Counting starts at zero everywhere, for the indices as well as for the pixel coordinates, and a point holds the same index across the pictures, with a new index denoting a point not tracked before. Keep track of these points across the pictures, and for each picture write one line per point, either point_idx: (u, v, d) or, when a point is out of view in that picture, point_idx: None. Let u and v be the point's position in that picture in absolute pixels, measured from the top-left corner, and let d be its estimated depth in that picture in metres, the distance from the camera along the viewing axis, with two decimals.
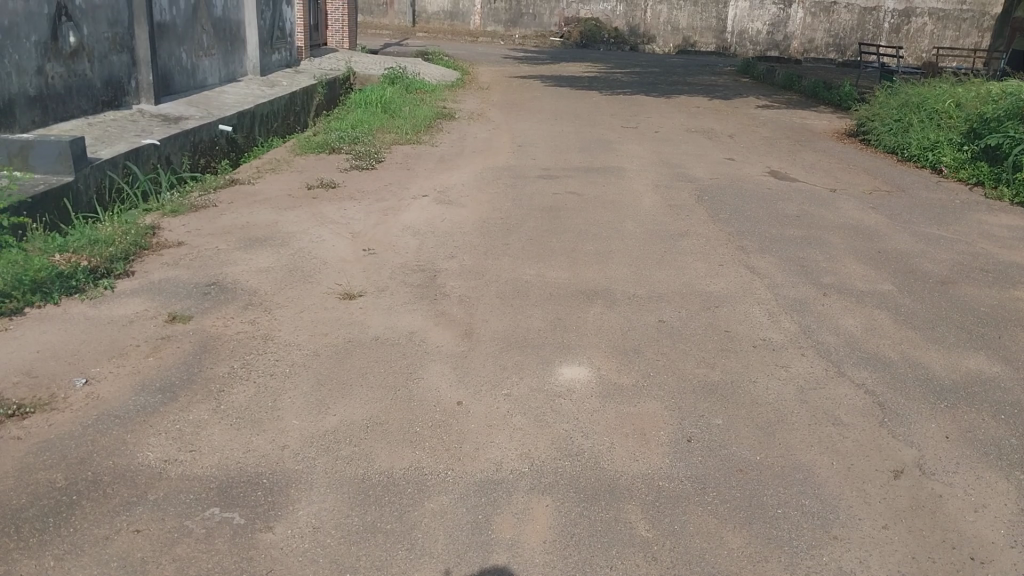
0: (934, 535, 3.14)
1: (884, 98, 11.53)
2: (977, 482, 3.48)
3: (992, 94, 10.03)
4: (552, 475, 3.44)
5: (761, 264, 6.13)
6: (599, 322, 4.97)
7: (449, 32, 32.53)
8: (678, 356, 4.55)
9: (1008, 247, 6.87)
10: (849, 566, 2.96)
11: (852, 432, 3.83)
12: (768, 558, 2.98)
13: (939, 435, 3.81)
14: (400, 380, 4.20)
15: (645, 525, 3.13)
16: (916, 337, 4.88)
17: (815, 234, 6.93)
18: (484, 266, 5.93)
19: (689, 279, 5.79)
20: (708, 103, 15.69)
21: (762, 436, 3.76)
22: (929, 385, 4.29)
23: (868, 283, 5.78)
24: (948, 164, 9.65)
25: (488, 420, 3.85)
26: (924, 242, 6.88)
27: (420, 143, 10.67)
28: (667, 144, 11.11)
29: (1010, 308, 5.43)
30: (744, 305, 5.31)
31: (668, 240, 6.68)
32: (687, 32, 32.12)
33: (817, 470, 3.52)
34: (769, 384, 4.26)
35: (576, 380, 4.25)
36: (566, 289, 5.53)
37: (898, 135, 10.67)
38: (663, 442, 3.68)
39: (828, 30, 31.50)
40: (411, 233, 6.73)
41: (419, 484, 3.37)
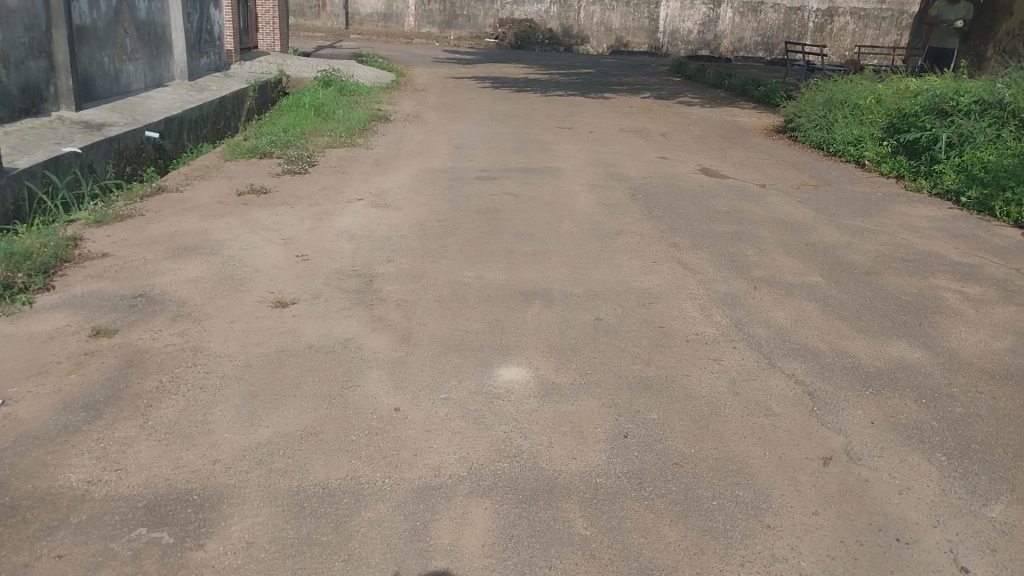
0: (862, 518, 3.24)
1: (810, 94, 11.85)
2: (901, 464, 3.60)
3: (911, 89, 10.41)
4: (492, 477, 3.43)
5: (694, 259, 6.25)
6: (537, 323, 4.98)
7: (382, 34, 32.29)
8: (615, 354, 4.59)
9: (928, 237, 7.14)
10: (782, 554, 3.01)
11: (782, 422, 3.92)
12: (705, 550, 3.02)
13: (865, 421, 3.93)
14: (335, 389, 4.13)
15: (584, 522, 3.15)
16: (844, 327, 5.03)
17: (746, 229, 7.09)
18: (422, 270, 5.90)
19: (625, 276, 5.85)
20: (642, 102, 15.94)
21: (697, 430, 3.82)
22: (855, 373, 4.42)
23: (797, 276, 5.93)
24: (870, 158, 9.97)
25: (427, 425, 3.82)
26: (849, 234, 7.10)
27: (354, 145, 10.56)
28: (602, 143, 11.24)
29: (931, 296, 5.63)
30: (677, 300, 5.40)
31: (604, 238, 6.74)
32: (621, 32, 32.55)
33: (750, 461, 3.59)
34: (702, 377, 4.34)
35: (514, 381, 4.25)
36: (503, 290, 5.52)
37: (824, 131, 11.00)
38: (600, 439, 3.71)
39: (756, 29, 32.29)
40: (346, 238, 6.65)
41: (355, 493, 3.32)
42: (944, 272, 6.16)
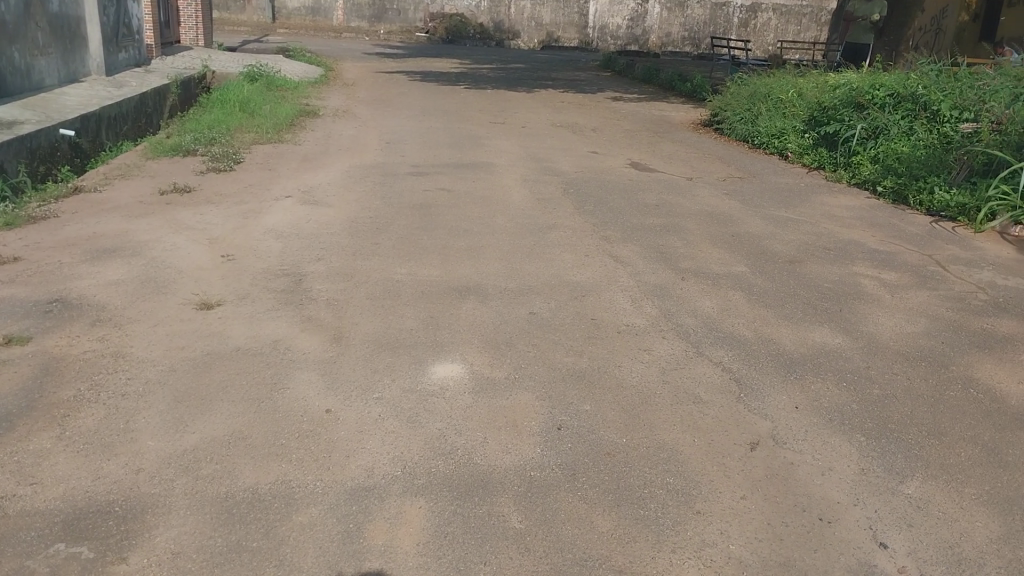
0: (787, 500, 3.34)
1: (735, 88, 12.12)
2: (823, 446, 3.72)
3: (830, 83, 10.75)
4: (426, 476, 3.41)
5: (625, 252, 6.34)
6: (471, 318, 4.98)
7: (310, 29, 31.73)
8: (548, 348, 4.61)
9: (847, 226, 7.39)
10: (711, 539, 3.08)
11: (711, 409, 4.01)
12: (637, 538, 3.07)
13: (789, 406, 4.05)
14: (264, 392, 4.05)
15: (518, 516, 3.16)
16: (768, 315, 5.17)
17: (674, 222, 7.22)
18: (353, 268, 5.82)
19: (558, 270, 5.89)
20: (573, 97, 16.07)
21: (628, 419, 3.88)
22: (779, 359, 4.56)
23: (724, 266, 6.08)
24: (793, 150, 10.27)
25: (359, 426, 3.77)
26: (773, 224, 7.30)
27: (282, 142, 10.34)
28: (534, 138, 11.28)
29: (850, 283, 5.83)
30: (609, 292, 5.47)
31: (537, 233, 6.77)
32: (551, 27, 32.72)
33: (681, 448, 3.67)
34: (634, 367, 4.41)
35: (448, 377, 4.23)
36: (436, 286, 5.49)
37: (748, 125, 11.28)
38: (534, 432, 3.73)
39: (683, 24, 32.81)
40: (274, 236, 6.51)
41: (286, 498, 3.26)
42: (862, 260, 6.38)
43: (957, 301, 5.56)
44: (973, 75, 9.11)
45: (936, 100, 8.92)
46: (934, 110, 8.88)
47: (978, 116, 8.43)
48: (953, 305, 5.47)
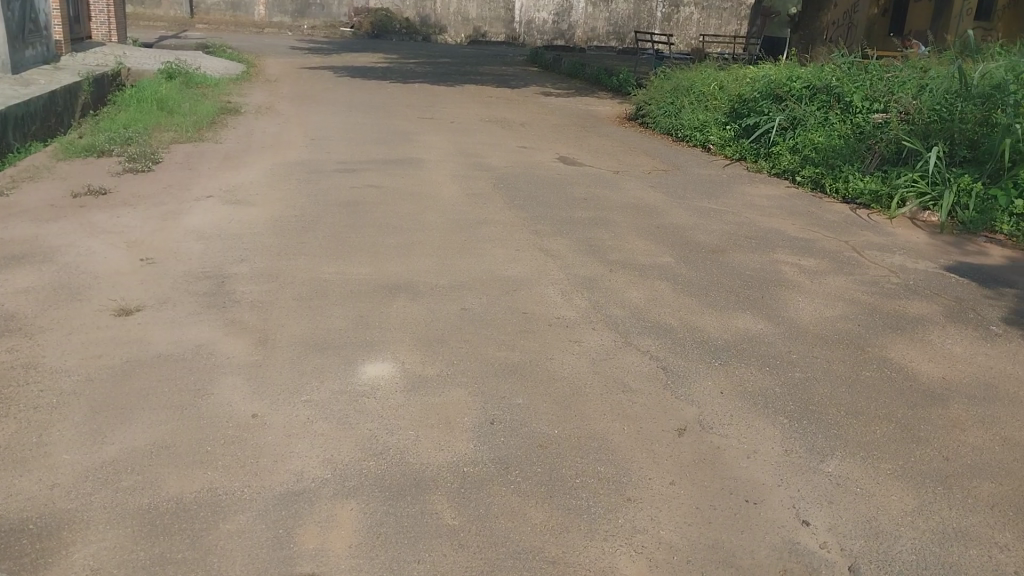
0: (714, 484, 3.42)
1: (659, 82, 12.33)
2: (747, 429, 3.82)
3: (749, 76, 11.04)
4: (357, 477, 3.37)
5: (555, 245, 6.38)
6: (402, 316, 4.94)
7: (231, 24, 30.98)
8: (480, 343, 4.61)
9: (768, 215, 7.61)
10: (642, 525, 3.14)
11: (639, 397, 4.08)
12: (571, 528, 3.10)
13: (715, 391, 4.16)
14: (187, 399, 3.93)
15: (451, 513, 3.16)
16: (694, 304, 5.29)
17: (602, 215, 7.31)
18: (279, 268, 5.70)
19: (488, 265, 5.89)
20: (500, 92, 16.10)
21: (560, 411, 3.91)
22: (705, 346, 4.67)
23: (650, 257, 6.18)
24: (715, 142, 10.50)
25: (287, 430, 3.70)
26: (697, 215, 7.47)
27: (203, 141, 10.05)
28: (462, 133, 11.25)
29: (771, 270, 6.01)
30: (540, 286, 5.50)
31: (467, 229, 6.75)
32: (477, 23, 32.78)
33: (611, 437, 3.72)
34: (565, 359, 4.45)
35: (379, 377, 4.18)
36: (365, 284, 5.43)
37: (672, 118, 11.49)
38: (467, 428, 3.72)
39: (608, 19, 32.95)
40: (195, 238, 6.33)
41: (212, 506, 3.17)
42: (783, 248, 6.58)
43: (871, 285, 5.78)
44: (882, 67, 9.48)
45: (849, 92, 9.26)
46: (847, 102, 9.21)
47: (887, 107, 8.77)
48: (868, 289, 5.69)
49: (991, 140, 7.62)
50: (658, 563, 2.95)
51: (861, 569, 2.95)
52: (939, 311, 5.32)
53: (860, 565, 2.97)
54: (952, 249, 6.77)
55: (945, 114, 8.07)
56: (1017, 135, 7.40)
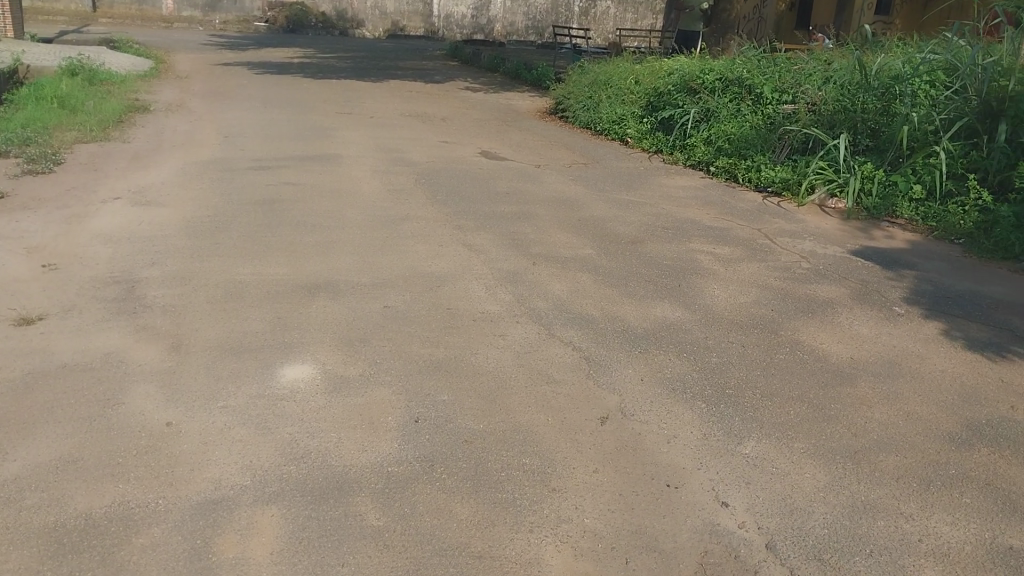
0: (636, 470, 3.48)
1: (576, 76, 12.45)
2: (668, 415, 3.90)
3: (663, 69, 11.26)
4: (277, 483, 3.30)
5: (478, 240, 6.38)
6: (322, 316, 4.85)
7: (137, 19, 29.85)
8: (403, 340, 4.57)
9: (685, 205, 7.79)
10: (567, 515, 3.17)
11: (563, 388, 4.11)
12: (496, 522, 3.11)
13: (636, 379, 4.23)
14: (96, 409, 3.77)
15: (375, 514, 3.12)
16: (614, 294, 5.37)
17: (524, 209, 7.34)
18: (192, 270, 5.52)
19: (411, 261, 5.84)
20: (420, 86, 15.99)
21: (485, 405, 3.92)
22: (626, 335, 4.74)
23: (572, 250, 6.24)
24: (633, 135, 10.67)
25: (204, 437, 3.59)
26: (617, 207, 7.57)
27: (109, 140, 9.64)
28: (381, 128, 11.11)
29: (688, 259, 6.15)
30: (463, 282, 5.48)
31: (388, 225, 6.67)
32: (395, 17, 32.49)
33: (536, 429, 3.74)
34: (489, 353, 4.45)
35: (298, 379, 4.10)
36: (283, 285, 5.31)
37: (590, 111, 11.62)
38: (391, 428, 3.69)
39: (526, 13, 32.83)
40: (102, 241, 6.07)
41: (123, 520, 3.05)
42: (700, 237, 6.74)
43: (783, 270, 5.98)
44: (789, 59, 9.81)
45: (758, 84, 9.54)
46: (757, 94, 9.50)
47: (795, 98, 9.08)
48: (780, 275, 5.88)
49: (891, 128, 7.99)
50: (583, 551, 2.98)
51: (777, 545, 3.05)
52: (846, 294, 5.54)
53: (776, 542, 3.07)
54: (858, 234, 7.06)
55: (848, 105, 8.41)
56: (914, 123, 7.78)
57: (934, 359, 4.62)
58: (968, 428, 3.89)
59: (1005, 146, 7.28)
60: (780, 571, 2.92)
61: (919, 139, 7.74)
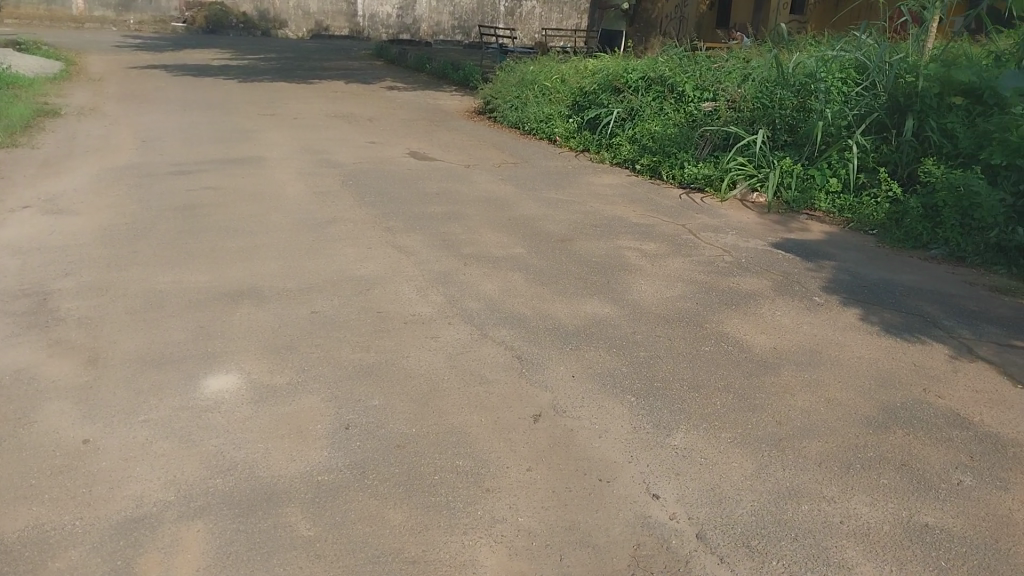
0: (569, 466, 3.51)
1: (503, 76, 12.48)
2: (599, 410, 3.95)
3: (588, 69, 11.38)
4: (204, 497, 3.20)
5: (407, 242, 6.32)
6: (247, 324, 4.73)
7: (45, 19, 28.62)
8: (332, 346, 4.49)
9: (613, 203, 7.89)
10: (502, 515, 3.17)
11: (495, 388, 4.11)
12: (430, 525, 3.08)
13: (567, 375, 4.27)
14: (7, 429, 3.59)
15: (306, 524, 3.06)
16: (545, 292, 5.40)
17: (454, 209, 7.31)
18: (109, 280, 5.31)
19: (339, 265, 5.75)
20: (346, 87, 15.77)
21: (418, 408, 3.89)
22: (557, 333, 4.77)
23: (503, 249, 6.25)
24: (560, 134, 10.75)
25: (125, 453, 3.46)
26: (546, 206, 7.62)
27: (16, 146, 9.20)
28: (307, 130, 10.92)
29: (616, 255, 6.23)
30: (394, 284, 5.42)
31: (315, 228, 6.55)
32: (319, 16, 32.01)
33: (469, 430, 3.73)
34: (420, 356, 4.41)
35: (224, 390, 3.99)
36: (206, 293, 5.16)
37: (518, 111, 11.67)
38: (321, 436, 3.62)
39: (452, 13, 32.74)
40: (10, 252, 5.79)
41: (38, 545, 2.91)
42: (627, 234, 6.84)
43: (707, 265, 6.11)
44: (709, 58, 10.04)
45: (680, 82, 9.74)
46: (680, 92, 9.70)
47: (716, 96, 9.30)
48: (705, 269, 6.01)
49: (807, 124, 8.26)
50: (518, 550, 2.99)
51: (707, 534, 3.11)
52: (768, 286, 5.70)
53: (707, 531, 3.13)
54: (779, 227, 7.27)
55: (766, 101, 8.66)
56: (828, 119, 8.06)
57: (852, 346, 4.79)
58: (885, 412, 4.05)
59: (912, 139, 7.61)
60: (711, 560, 2.98)
61: (833, 134, 8.03)
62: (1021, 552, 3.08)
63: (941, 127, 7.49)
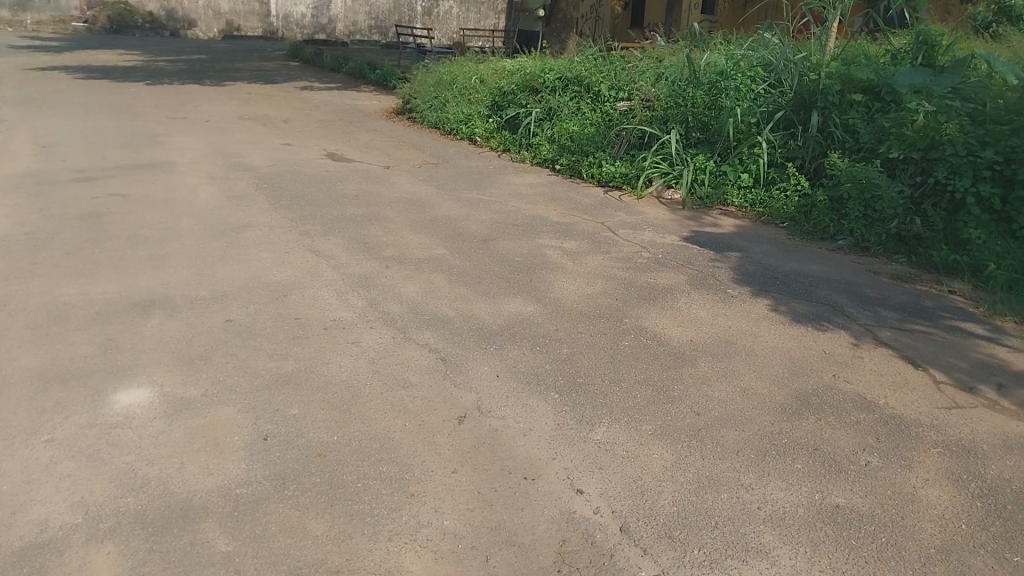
0: (495, 467, 3.51)
1: (422, 76, 12.40)
2: (523, 409, 3.96)
3: (506, 68, 11.42)
4: (114, 517, 3.06)
5: (326, 245, 6.21)
6: (158, 335, 4.56)
7: None
8: (249, 354, 4.38)
9: (533, 202, 7.94)
10: (427, 519, 3.14)
11: (419, 391, 4.08)
12: (354, 534, 3.03)
13: (491, 375, 4.27)
14: None
15: (224, 539, 2.97)
16: (468, 293, 5.39)
17: (373, 211, 7.22)
18: (7, 294, 5.04)
19: (255, 271, 5.60)
20: (261, 87, 15.40)
21: (339, 416, 3.82)
22: (479, 333, 4.77)
23: (424, 250, 6.21)
24: (480, 134, 10.74)
25: (27, 476, 3.28)
26: (466, 206, 7.61)
27: None
28: (219, 132, 10.60)
29: (537, 254, 6.28)
30: (312, 289, 5.32)
31: (229, 234, 6.37)
32: (230, 16, 31.21)
33: (393, 435, 3.69)
34: (341, 362, 4.33)
35: (135, 405, 3.83)
36: (113, 304, 4.94)
37: (438, 111, 11.62)
38: (238, 448, 3.52)
39: (368, 13, 32.26)
40: None
41: None
42: (548, 232, 6.89)
43: (626, 261, 6.22)
44: (623, 58, 10.22)
45: (596, 82, 9.87)
46: (596, 91, 9.83)
47: (631, 95, 9.47)
48: (623, 265, 6.10)
49: (718, 122, 8.49)
50: (444, 554, 2.97)
51: (631, 527, 3.16)
52: (685, 280, 5.84)
53: (630, 523, 3.18)
54: (694, 222, 7.46)
55: (679, 100, 8.87)
56: (738, 116, 8.29)
57: (766, 336, 4.94)
58: (797, 399, 4.20)
59: (817, 135, 7.90)
60: (634, 552, 3.02)
61: (743, 131, 8.27)
62: (924, 527, 3.24)
63: (844, 122, 7.79)
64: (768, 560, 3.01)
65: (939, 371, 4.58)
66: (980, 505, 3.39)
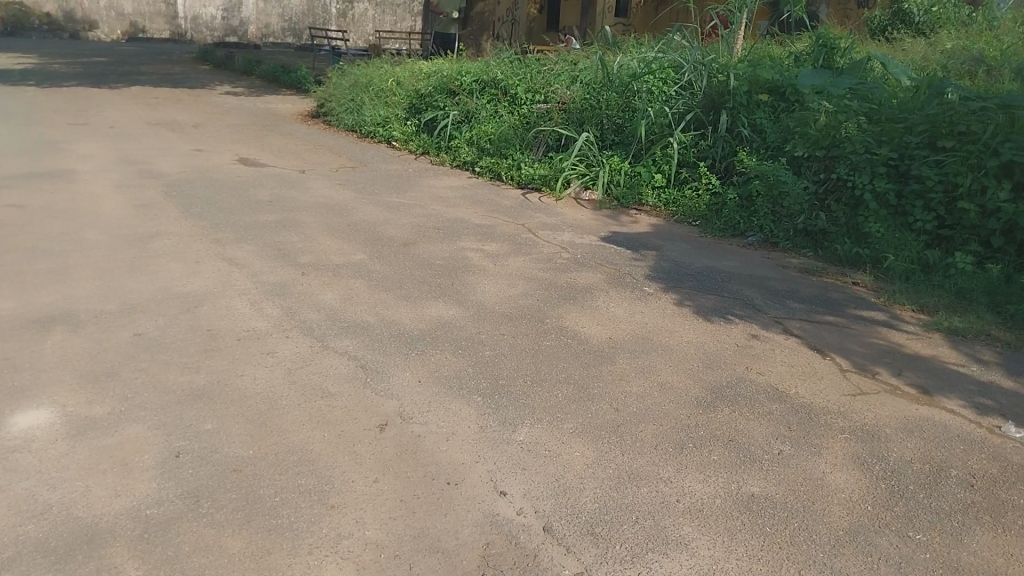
0: (417, 473, 3.48)
1: (337, 78, 12.20)
2: (445, 414, 3.94)
3: (423, 70, 11.36)
4: (12, 547, 2.90)
5: (239, 253, 6.04)
6: (60, 352, 4.35)
7: None
8: (159, 369, 4.22)
9: (452, 205, 7.92)
10: (348, 530, 3.09)
11: (339, 400, 4.01)
12: (273, 549, 2.96)
13: (412, 381, 4.23)
14: None
15: (134, 563, 2.85)
16: (388, 298, 5.33)
17: (289, 217, 7.07)
18: None
19: (164, 282, 5.40)
20: (169, 92, 14.89)
21: (255, 429, 3.71)
22: (400, 339, 4.72)
23: (342, 256, 6.11)
24: (398, 137, 10.63)
25: None
26: (385, 210, 7.52)
27: None
28: (124, 139, 10.19)
29: (458, 257, 6.26)
30: (225, 298, 5.17)
31: (136, 244, 6.13)
32: (136, 18, 30.35)
33: (312, 446, 3.61)
34: (257, 373, 4.23)
35: (35, 427, 3.64)
36: (10, 321, 4.69)
37: (355, 114, 11.45)
38: (148, 467, 3.39)
39: (281, 15, 31.18)
40: None
41: None
42: (468, 235, 6.88)
43: (545, 261, 6.26)
44: (539, 61, 10.31)
45: (513, 85, 9.93)
46: (513, 94, 9.88)
47: (547, 97, 9.56)
48: (544, 266, 6.14)
49: (632, 124, 8.67)
50: (366, 565, 2.92)
51: (553, 526, 3.18)
52: (603, 279, 5.92)
53: (553, 523, 3.20)
54: (612, 222, 7.58)
55: (595, 102, 9.01)
56: (651, 118, 8.48)
57: (682, 332, 5.06)
58: (712, 392, 4.31)
59: (726, 136, 8.15)
60: (557, 551, 3.04)
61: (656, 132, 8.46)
62: (833, 510, 3.37)
63: (751, 122, 8.05)
64: (687, 552, 3.07)
65: (843, 359, 4.78)
66: (884, 487, 3.55)
